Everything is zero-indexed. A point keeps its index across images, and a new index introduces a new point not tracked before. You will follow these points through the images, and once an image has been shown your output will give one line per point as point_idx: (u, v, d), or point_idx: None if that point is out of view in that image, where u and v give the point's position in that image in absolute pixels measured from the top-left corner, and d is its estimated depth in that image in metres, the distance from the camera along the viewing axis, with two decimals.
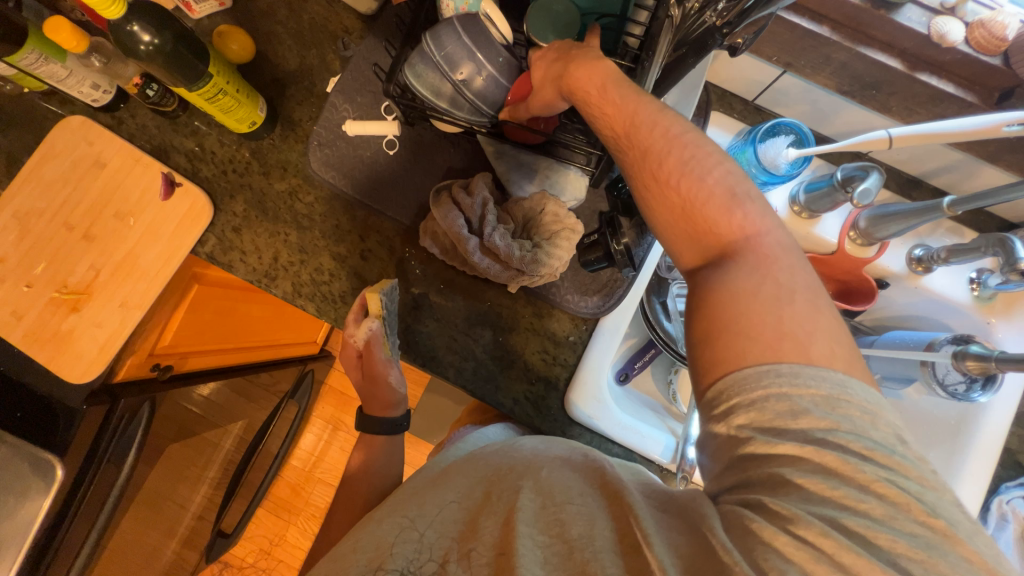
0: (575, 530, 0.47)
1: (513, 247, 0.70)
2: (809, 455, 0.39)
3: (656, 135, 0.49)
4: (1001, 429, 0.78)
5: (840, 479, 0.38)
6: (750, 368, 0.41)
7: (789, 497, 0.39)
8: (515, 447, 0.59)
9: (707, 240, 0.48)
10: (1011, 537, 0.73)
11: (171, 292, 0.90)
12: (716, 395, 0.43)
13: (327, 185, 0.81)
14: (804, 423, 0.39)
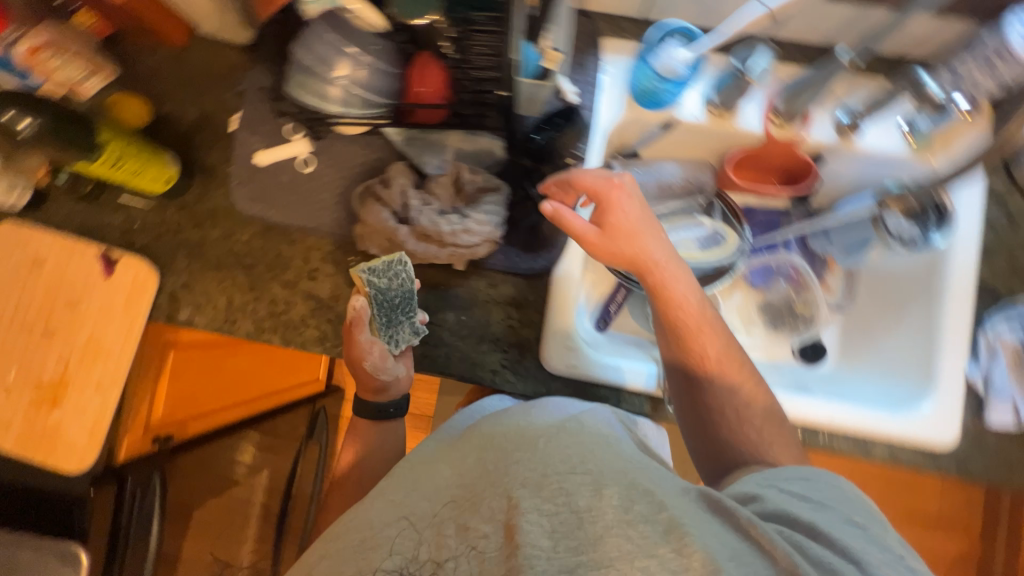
0: (581, 501, 0.52)
1: (440, 223, 0.70)
2: (834, 517, 0.53)
3: (728, 355, 0.64)
4: (970, 266, 0.77)
5: (856, 531, 0.52)
6: (796, 469, 0.58)
7: (828, 534, 0.51)
8: (515, 420, 0.65)
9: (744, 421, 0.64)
10: (1003, 366, 0.73)
11: (145, 364, 0.93)
12: (768, 479, 0.58)
13: (259, 220, 0.82)
14: (842, 505, 0.55)
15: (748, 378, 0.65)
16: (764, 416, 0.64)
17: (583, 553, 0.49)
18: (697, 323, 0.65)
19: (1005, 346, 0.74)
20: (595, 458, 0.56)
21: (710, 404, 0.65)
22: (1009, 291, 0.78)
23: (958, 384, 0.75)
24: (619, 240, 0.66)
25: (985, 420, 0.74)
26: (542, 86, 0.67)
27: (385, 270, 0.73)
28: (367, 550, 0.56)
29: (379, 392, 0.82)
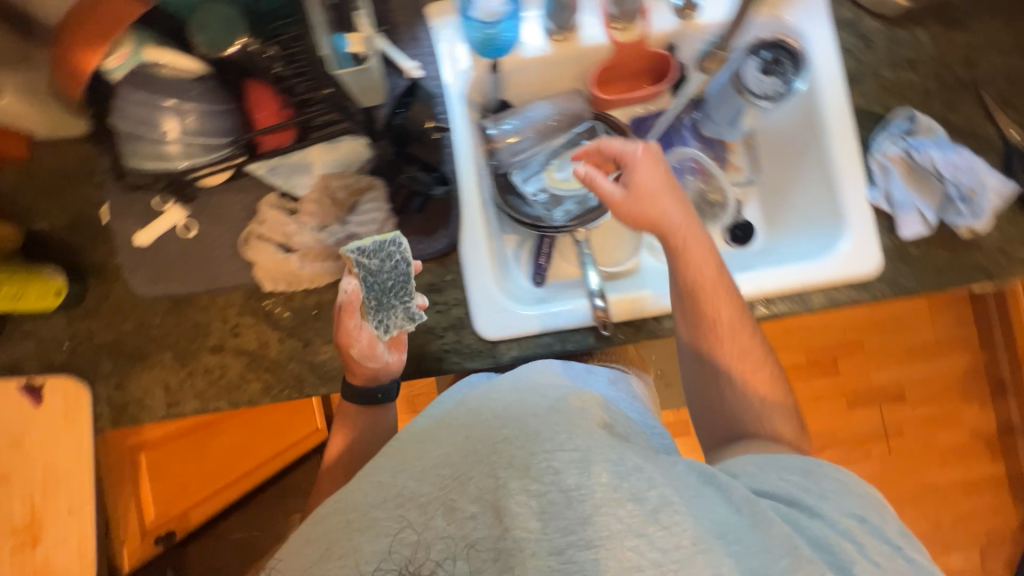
0: (570, 479, 0.52)
1: (325, 236, 0.71)
2: (828, 503, 0.58)
3: (735, 330, 0.72)
4: (841, 98, 0.78)
5: (848, 517, 0.57)
6: (798, 459, 0.62)
7: (823, 512, 0.56)
8: (511, 395, 0.65)
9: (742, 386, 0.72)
10: (898, 179, 0.75)
11: (118, 476, 0.92)
12: (768, 459, 0.63)
13: (167, 297, 0.82)
14: (844, 490, 0.59)
15: (754, 341, 0.73)
16: (764, 378, 0.72)
17: (574, 532, 0.50)
18: (713, 283, 0.72)
19: (893, 161, 0.76)
20: (584, 435, 0.56)
21: (713, 362, 0.73)
22: (887, 109, 0.79)
23: (864, 211, 0.77)
24: (640, 207, 0.74)
25: (900, 235, 0.76)
26: (364, 70, 0.63)
27: (377, 251, 0.72)
28: (345, 541, 0.54)
29: (372, 378, 0.76)
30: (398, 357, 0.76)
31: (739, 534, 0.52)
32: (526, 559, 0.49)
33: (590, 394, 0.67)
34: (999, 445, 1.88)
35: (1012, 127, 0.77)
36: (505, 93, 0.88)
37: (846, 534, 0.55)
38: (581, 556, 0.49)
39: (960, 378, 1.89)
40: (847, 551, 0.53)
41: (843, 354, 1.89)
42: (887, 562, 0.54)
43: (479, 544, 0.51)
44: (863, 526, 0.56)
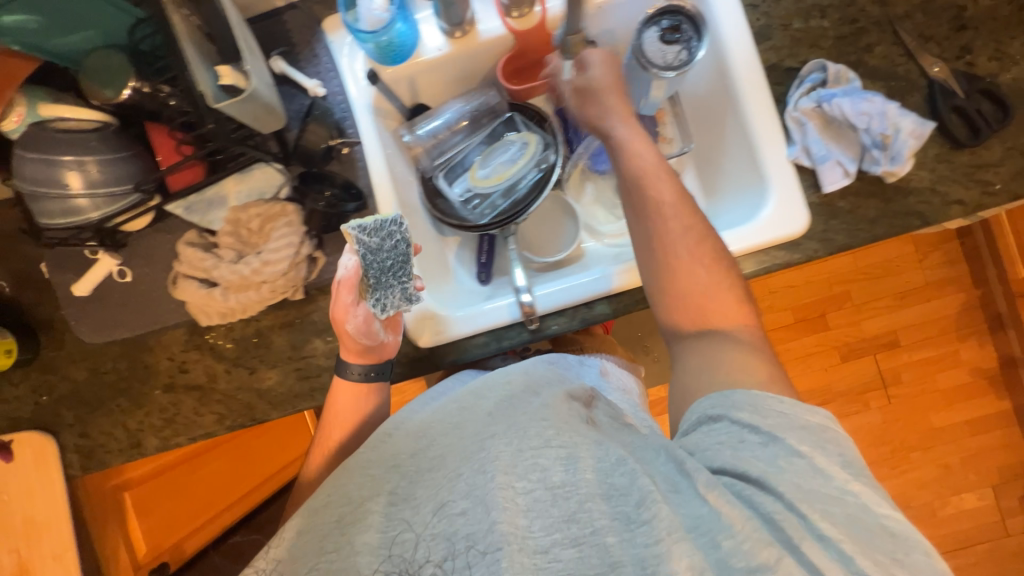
0: (557, 476, 0.57)
1: (242, 267, 0.71)
2: (795, 461, 0.55)
3: (691, 249, 0.71)
4: (751, 56, 0.76)
5: (812, 484, 0.53)
6: (746, 399, 0.60)
7: (773, 471, 0.54)
8: (504, 388, 0.69)
9: (701, 315, 0.70)
10: (815, 134, 0.73)
11: (105, 516, 0.95)
12: (714, 402, 0.61)
13: (115, 342, 0.84)
14: (787, 431, 0.57)
15: (697, 222, 0.72)
16: (712, 256, 0.71)
17: (561, 529, 0.54)
18: (655, 166, 0.73)
19: (808, 114, 0.74)
20: (573, 431, 0.60)
21: (663, 243, 0.72)
22: (800, 62, 0.76)
23: (785, 169, 0.75)
24: (582, 98, 0.77)
25: (823, 189, 0.74)
26: (243, 102, 0.63)
27: (377, 229, 0.71)
28: (338, 533, 0.58)
29: (367, 355, 0.75)
30: (393, 337, 0.76)
31: (711, 523, 0.52)
32: (513, 553, 0.52)
33: (577, 388, 0.71)
34: (1004, 380, 1.82)
35: (933, 62, 0.74)
36: (419, 97, 0.88)
37: (796, 508, 0.52)
38: (567, 555, 0.53)
39: (955, 317, 1.82)
40: (795, 518, 0.51)
41: (831, 308, 1.84)
42: (836, 513, 0.51)
43: (467, 540, 0.54)
44: (808, 467, 0.54)
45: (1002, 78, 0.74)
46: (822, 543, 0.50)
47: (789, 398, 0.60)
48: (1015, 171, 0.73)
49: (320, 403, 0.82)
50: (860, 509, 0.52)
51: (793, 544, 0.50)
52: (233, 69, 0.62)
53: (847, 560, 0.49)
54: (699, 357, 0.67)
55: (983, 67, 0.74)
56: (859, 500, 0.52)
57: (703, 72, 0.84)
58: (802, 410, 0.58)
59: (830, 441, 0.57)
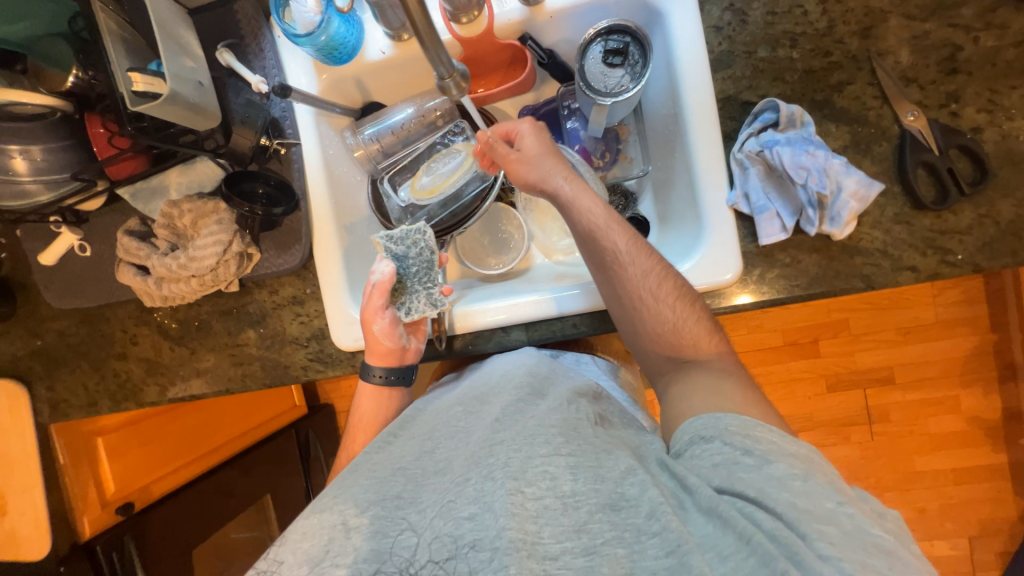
0: (565, 485, 0.57)
1: (171, 262, 0.74)
2: (800, 475, 0.55)
3: (667, 287, 0.69)
4: (706, 85, 0.70)
5: (818, 499, 0.53)
6: (738, 419, 0.60)
7: (769, 490, 0.54)
8: (510, 392, 0.70)
9: (674, 350, 0.71)
10: (755, 179, 0.68)
11: (80, 459, 1.06)
12: (706, 425, 0.61)
13: (77, 309, 0.91)
14: (778, 456, 0.57)
15: (656, 264, 0.70)
16: (677, 294, 0.69)
17: (571, 538, 0.54)
18: (605, 220, 0.72)
19: (752, 158, 0.68)
20: (578, 437, 0.62)
21: (627, 291, 0.70)
22: (760, 96, 0.70)
23: (723, 216, 0.70)
24: (523, 165, 0.75)
25: (759, 240, 0.69)
26: (164, 105, 0.63)
27: (403, 238, 0.78)
28: (344, 537, 0.57)
29: (390, 360, 0.77)
30: (415, 345, 0.80)
31: (718, 541, 0.53)
32: (520, 559, 0.51)
33: (584, 384, 0.74)
34: (1003, 432, 1.70)
35: (910, 110, 0.66)
36: (370, 96, 0.87)
37: (795, 526, 0.51)
38: (576, 563, 0.53)
39: (962, 360, 1.69)
40: (796, 536, 0.50)
41: (825, 334, 1.73)
42: (832, 532, 0.51)
43: (473, 546, 0.54)
44: (803, 487, 0.54)
45: (988, 134, 0.65)
46: (825, 564, 0.49)
47: (777, 427, 0.60)
48: (982, 241, 0.66)
49: (253, 389, 0.88)
50: (853, 529, 0.51)
51: (796, 558, 0.49)
52: (146, 76, 0.63)
53: None
54: (684, 385, 0.68)
55: (969, 120, 0.66)
56: (852, 519, 0.52)
57: (661, 90, 0.77)
58: (790, 438, 0.59)
59: (818, 466, 0.57)
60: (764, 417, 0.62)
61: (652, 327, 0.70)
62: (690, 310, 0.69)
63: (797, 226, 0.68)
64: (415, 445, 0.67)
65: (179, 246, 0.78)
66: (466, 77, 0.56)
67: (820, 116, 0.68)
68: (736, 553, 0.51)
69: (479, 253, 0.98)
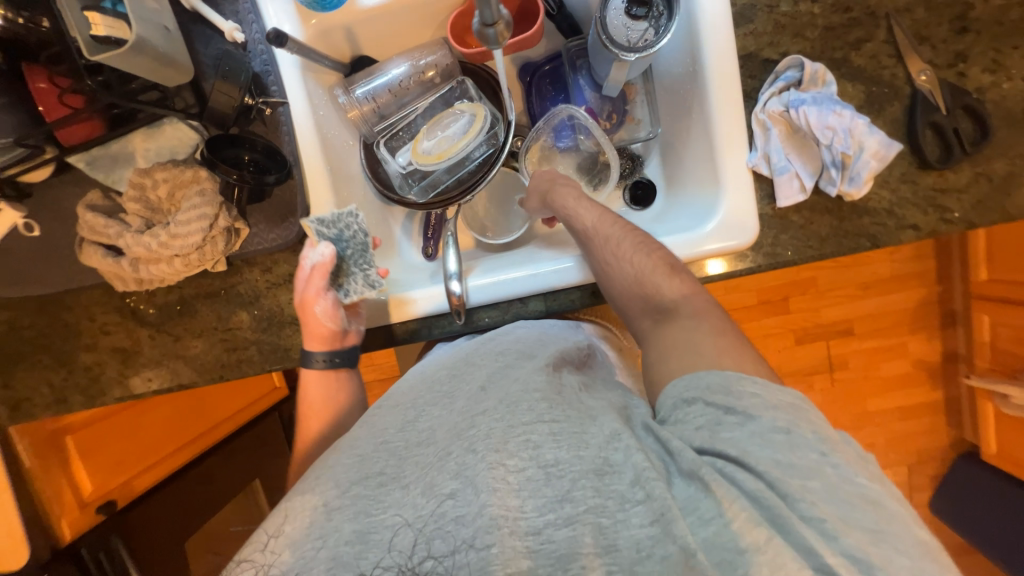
0: (548, 454, 0.52)
1: (150, 240, 0.66)
2: (783, 429, 0.51)
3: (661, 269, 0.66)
4: (725, 30, 0.67)
5: (807, 444, 0.50)
6: (721, 376, 0.55)
7: (750, 448, 0.50)
8: (495, 358, 0.66)
9: (665, 308, 0.64)
10: (778, 142, 0.68)
11: (45, 466, 0.98)
12: (688, 385, 0.56)
13: (30, 298, 0.80)
14: (764, 411, 0.52)
15: (626, 234, 0.69)
16: (636, 249, 0.68)
17: (553, 510, 0.49)
18: (589, 215, 0.72)
19: (775, 118, 0.68)
20: (563, 402, 0.57)
21: (618, 274, 0.67)
22: (780, 54, 0.69)
23: (743, 177, 0.69)
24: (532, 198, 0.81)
25: (777, 201, 0.70)
26: (128, 55, 0.53)
27: (334, 221, 0.71)
28: (325, 519, 0.51)
29: (331, 342, 0.73)
30: (356, 327, 0.75)
31: (700, 505, 0.48)
32: (503, 537, 0.47)
33: (571, 349, 0.71)
34: (942, 373, 1.89)
35: (922, 69, 0.67)
36: (360, 50, 0.79)
37: (777, 486, 0.48)
38: (560, 535, 0.48)
39: (911, 312, 1.84)
40: (777, 497, 0.48)
41: (794, 292, 1.83)
42: (816, 486, 0.48)
43: (457, 523, 0.49)
44: (788, 441, 0.50)
45: (990, 95, 0.68)
46: (808, 525, 0.46)
47: (760, 377, 0.55)
48: (976, 199, 0.70)
49: (248, 375, 0.81)
50: (840, 482, 0.48)
51: (779, 522, 0.47)
52: (109, 19, 0.54)
53: (832, 539, 0.45)
54: (670, 341, 0.61)
55: (974, 80, 0.68)
56: (839, 471, 0.48)
57: (677, 49, 0.75)
58: (776, 387, 0.54)
59: (809, 414, 0.52)
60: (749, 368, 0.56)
61: (616, 281, 0.68)
62: (651, 259, 0.67)
63: (816, 187, 0.69)
64: (398, 414, 0.61)
65: (154, 222, 0.69)
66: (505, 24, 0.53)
67: (839, 75, 0.68)
68: (717, 519, 0.47)
69: (483, 224, 0.95)
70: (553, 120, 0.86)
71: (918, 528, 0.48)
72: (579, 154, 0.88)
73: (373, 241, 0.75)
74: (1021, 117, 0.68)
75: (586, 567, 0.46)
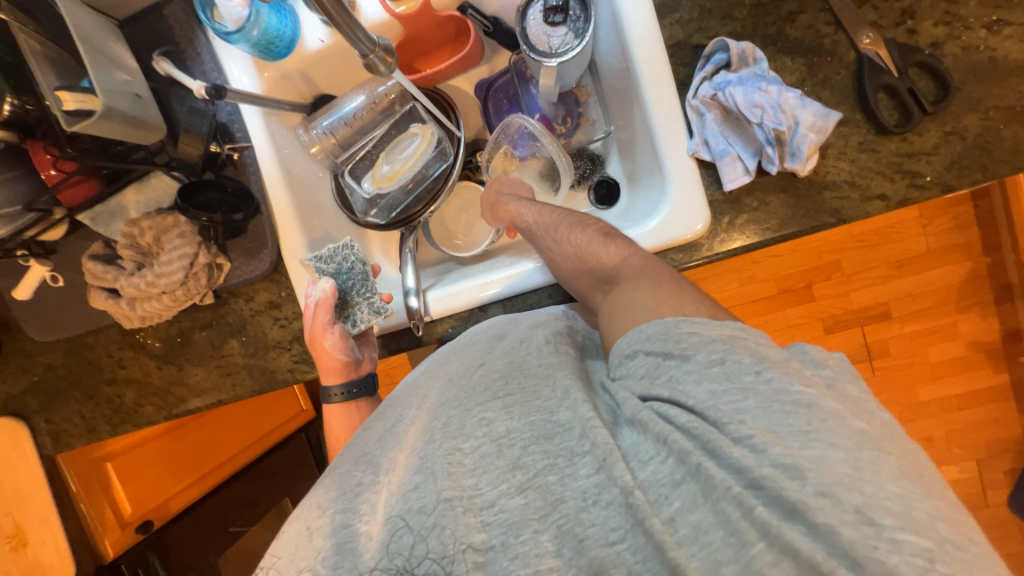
0: (501, 426, 0.49)
1: (140, 280, 0.74)
2: (716, 361, 0.46)
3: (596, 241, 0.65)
4: (645, 19, 0.67)
5: (734, 366, 0.46)
6: (658, 325, 0.51)
7: (685, 387, 0.46)
8: (468, 348, 0.62)
9: (610, 275, 0.62)
10: (713, 125, 0.66)
11: (88, 490, 1.08)
12: (631, 340, 0.53)
13: (61, 341, 0.91)
14: (699, 346, 0.48)
15: (559, 219, 0.70)
16: (569, 228, 0.67)
17: (506, 479, 0.46)
18: (530, 214, 0.74)
19: (707, 103, 0.67)
20: (522, 375, 0.54)
21: (560, 257, 0.67)
22: (710, 38, 0.68)
23: (687, 168, 0.68)
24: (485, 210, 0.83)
25: (723, 185, 0.68)
26: (101, 121, 0.62)
27: (332, 256, 0.78)
28: (308, 542, 0.48)
29: (346, 374, 0.78)
30: (368, 356, 0.80)
31: (641, 448, 0.45)
32: (456, 517, 0.44)
33: (556, 321, 0.63)
34: (1003, 353, 1.60)
35: (865, 33, 0.64)
36: (319, 89, 0.86)
37: (707, 414, 0.44)
38: (512, 504, 0.45)
39: (957, 287, 1.58)
40: (708, 426, 0.43)
41: (818, 278, 1.61)
42: (747, 405, 0.43)
43: (420, 513, 0.46)
44: (721, 372, 0.46)
45: (948, 48, 0.63)
46: (741, 447, 0.41)
47: (699, 317, 0.50)
48: (950, 159, 0.64)
49: (243, 397, 0.88)
50: (774, 395, 0.43)
51: (710, 448, 0.42)
52: (76, 93, 0.61)
53: (761, 454, 0.40)
54: (617, 305, 0.58)
55: (927, 35, 0.64)
56: (772, 386, 0.43)
57: (612, 45, 0.75)
58: (714, 322, 0.49)
59: (747, 341, 0.48)
60: (687, 310, 0.52)
61: (561, 264, 0.67)
62: (587, 234, 0.65)
63: (760, 167, 0.67)
64: (382, 424, 0.59)
65: (144, 265, 0.77)
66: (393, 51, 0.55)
67: (775, 50, 0.67)
68: (656, 457, 0.44)
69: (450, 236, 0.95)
70: (508, 130, 0.86)
71: (856, 420, 0.42)
72: (540, 161, 0.88)
73: (373, 269, 0.82)
74: (985, 67, 0.63)
75: (538, 532, 0.43)
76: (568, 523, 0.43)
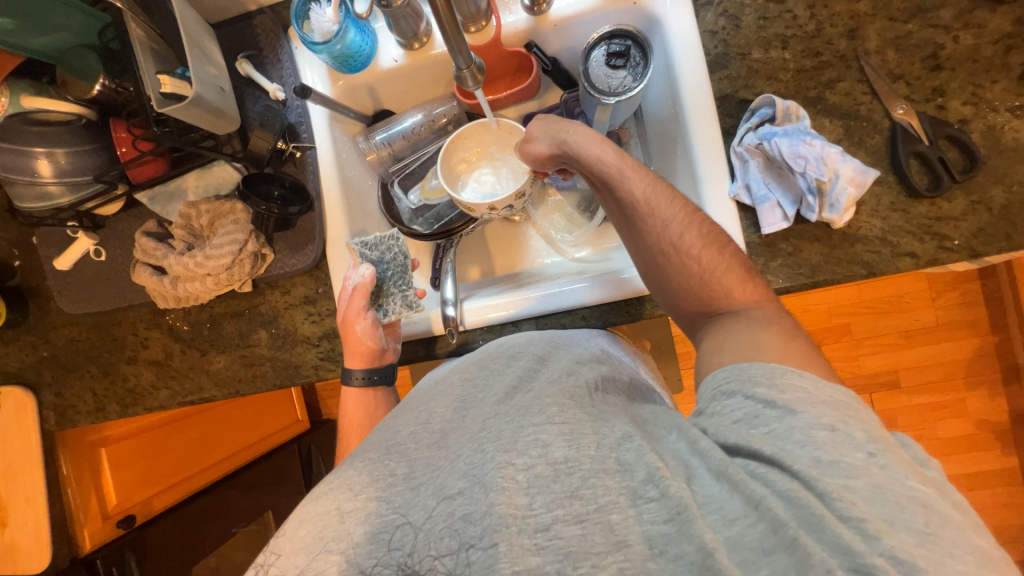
0: (558, 451, 0.48)
1: (185, 259, 0.76)
2: (834, 426, 0.45)
3: (708, 249, 0.60)
4: (699, 75, 0.73)
5: (899, 464, 0.43)
6: (764, 366, 0.50)
7: (790, 448, 0.45)
8: (508, 361, 0.62)
9: (708, 306, 0.60)
10: (755, 170, 0.71)
11: (77, 471, 1.03)
12: (728, 375, 0.52)
13: (89, 314, 0.92)
14: (805, 405, 0.47)
15: (683, 211, 0.62)
16: (703, 243, 0.61)
17: (562, 506, 0.45)
18: (651, 189, 0.63)
19: (751, 151, 0.72)
20: (576, 406, 0.53)
21: (673, 255, 0.61)
22: (755, 94, 0.75)
23: (727, 209, 0.72)
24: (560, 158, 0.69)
25: (761, 228, 0.71)
26: (188, 107, 0.68)
27: (376, 244, 0.80)
28: (336, 523, 0.48)
29: (370, 361, 0.77)
30: (392, 345, 0.80)
31: (725, 504, 0.44)
32: (511, 536, 0.43)
33: (585, 351, 0.66)
34: (1014, 437, 1.57)
35: (898, 104, 0.70)
36: (382, 105, 0.92)
37: (813, 484, 0.43)
38: (569, 532, 0.44)
39: (966, 363, 1.57)
40: (814, 497, 0.42)
41: (828, 340, 1.62)
42: (861, 486, 0.42)
43: (465, 521, 0.45)
44: (831, 438, 0.44)
45: (974, 125, 0.69)
46: (846, 526, 0.40)
47: (809, 371, 0.50)
48: (977, 226, 0.68)
49: (260, 390, 0.87)
50: (894, 484, 0.42)
51: (811, 521, 0.41)
52: (174, 79, 0.67)
53: (876, 541, 0.39)
54: (717, 339, 0.57)
55: (955, 112, 0.70)
56: (890, 471, 0.42)
57: (661, 93, 0.81)
58: (825, 383, 0.48)
59: (858, 416, 0.46)
60: (802, 363, 0.51)
61: (671, 275, 0.62)
62: (709, 240, 0.61)
63: (798, 214, 0.71)
64: (411, 418, 0.59)
65: (192, 246, 0.80)
66: (481, 71, 0.66)
67: (815, 111, 0.73)
68: (745, 518, 0.43)
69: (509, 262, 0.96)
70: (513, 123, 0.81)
71: (902, 467, 0.43)
72: (578, 193, 0.93)
73: (412, 265, 0.83)
74: (1009, 145, 0.68)
75: (597, 568, 0.42)
76: (634, 568, 0.42)
